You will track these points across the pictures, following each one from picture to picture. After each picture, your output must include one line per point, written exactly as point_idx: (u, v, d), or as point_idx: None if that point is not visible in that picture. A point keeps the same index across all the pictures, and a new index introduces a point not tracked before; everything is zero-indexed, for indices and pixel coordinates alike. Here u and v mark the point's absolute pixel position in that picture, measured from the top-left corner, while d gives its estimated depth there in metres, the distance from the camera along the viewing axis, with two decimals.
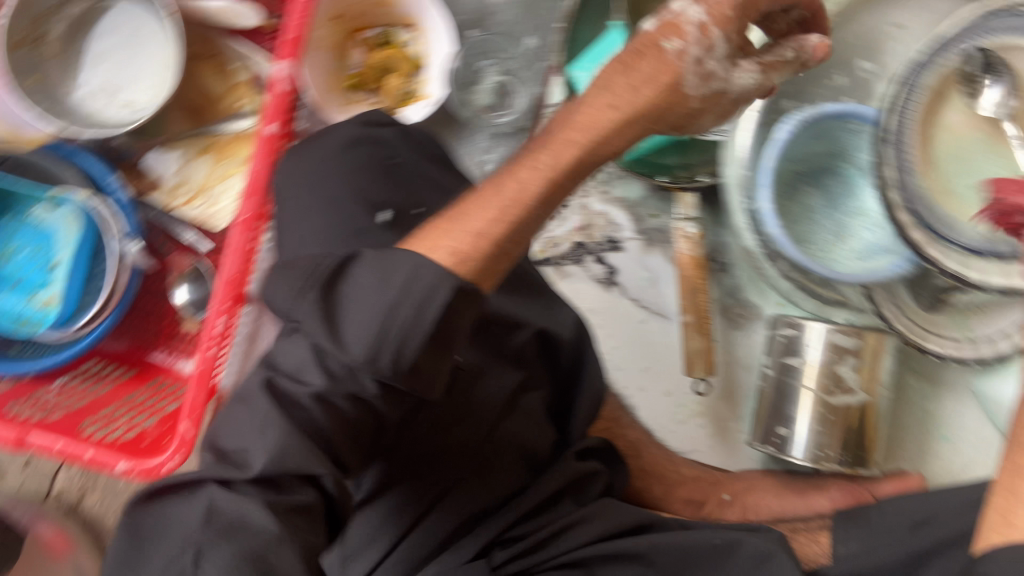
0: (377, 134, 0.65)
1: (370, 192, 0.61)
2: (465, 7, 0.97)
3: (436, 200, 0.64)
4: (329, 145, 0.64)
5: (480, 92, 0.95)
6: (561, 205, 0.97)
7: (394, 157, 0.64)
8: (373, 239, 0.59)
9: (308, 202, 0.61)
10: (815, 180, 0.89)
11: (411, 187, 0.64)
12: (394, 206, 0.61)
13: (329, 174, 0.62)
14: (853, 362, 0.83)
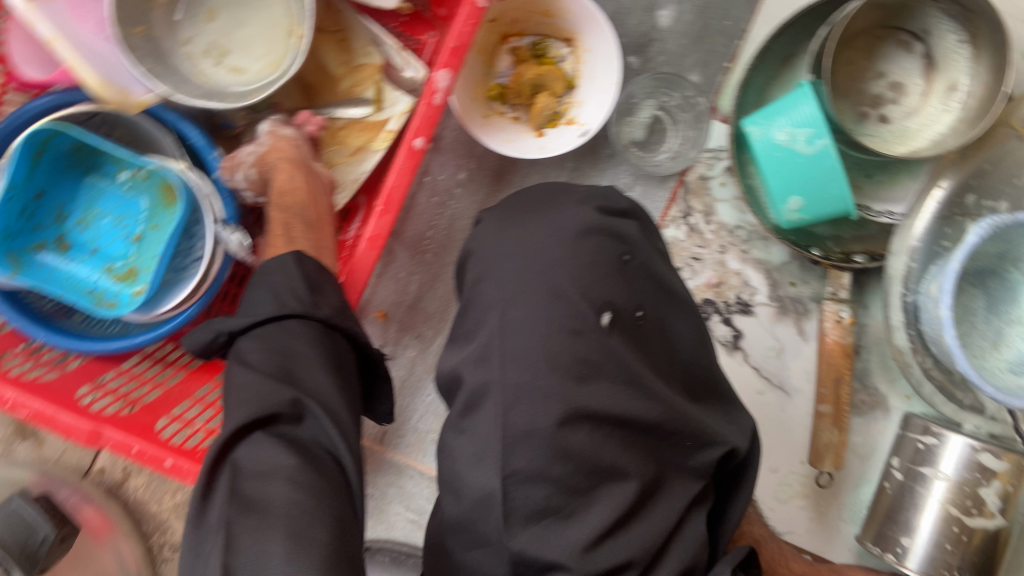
0: (613, 227, 0.60)
1: (596, 291, 0.57)
2: (629, 29, 0.88)
3: (650, 300, 0.61)
4: (558, 227, 0.59)
5: (634, 124, 0.89)
6: (696, 258, 0.91)
7: (628, 256, 0.60)
8: (586, 345, 0.56)
9: (526, 287, 0.57)
10: (978, 282, 0.84)
11: (636, 287, 0.60)
12: (615, 308, 0.58)
13: (553, 260, 0.58)
14: (999, 486, 0.78)
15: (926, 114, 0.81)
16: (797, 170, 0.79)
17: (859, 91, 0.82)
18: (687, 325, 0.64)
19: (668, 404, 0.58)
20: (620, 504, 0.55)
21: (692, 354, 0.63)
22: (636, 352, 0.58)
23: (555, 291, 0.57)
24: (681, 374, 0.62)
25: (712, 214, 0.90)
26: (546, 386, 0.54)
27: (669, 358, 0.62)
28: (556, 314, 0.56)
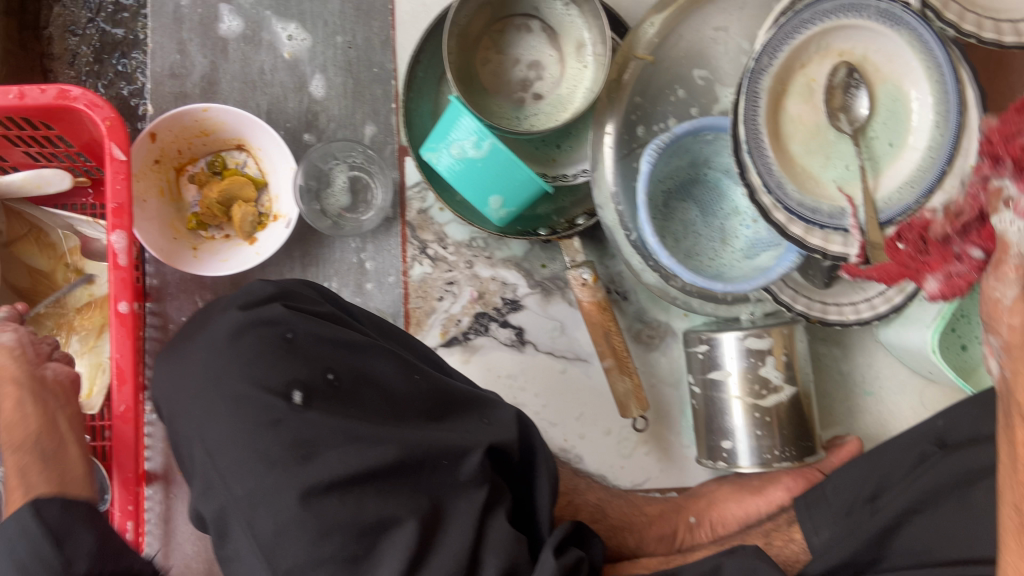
0: (266, 314, 0.61)
1: (272, 378, 0.59)
2: (291, 112, 0.91)
3: (342, 358, 0.62)
4: (217, 340, 0.62)
5: (334, 194, 0.90)
6: (451, 282, 0.94)
7: (291, 333, 0.61)
8: (287, 431, 0.57)
9: (212, 410, 0.59)
10: (685, 194, 0.90)
11: (314, 355, 0.61)
12: (302, 384, 0.59)
13: (225, 371, 0.60)
14: (772, 361, 0.84)
15: (569, 77, 0.87)
16: (483, 174, 0.83)
17: (505, 82, 0.87)
18: (390, 356, 0.63)
19: (402, 439, 0.58)
20: (402, 548, 0.54)
21: (410, 380, 0.63)
22: (343, 411, 0.59)
23: (239, 399, 0.58)
24: (412, 405, 0.63)
25: (445, 238, 0.94)
26: (272, 487, 0.55)
27: (392, 397, 0.62)
28: (247, 418, 0.57)
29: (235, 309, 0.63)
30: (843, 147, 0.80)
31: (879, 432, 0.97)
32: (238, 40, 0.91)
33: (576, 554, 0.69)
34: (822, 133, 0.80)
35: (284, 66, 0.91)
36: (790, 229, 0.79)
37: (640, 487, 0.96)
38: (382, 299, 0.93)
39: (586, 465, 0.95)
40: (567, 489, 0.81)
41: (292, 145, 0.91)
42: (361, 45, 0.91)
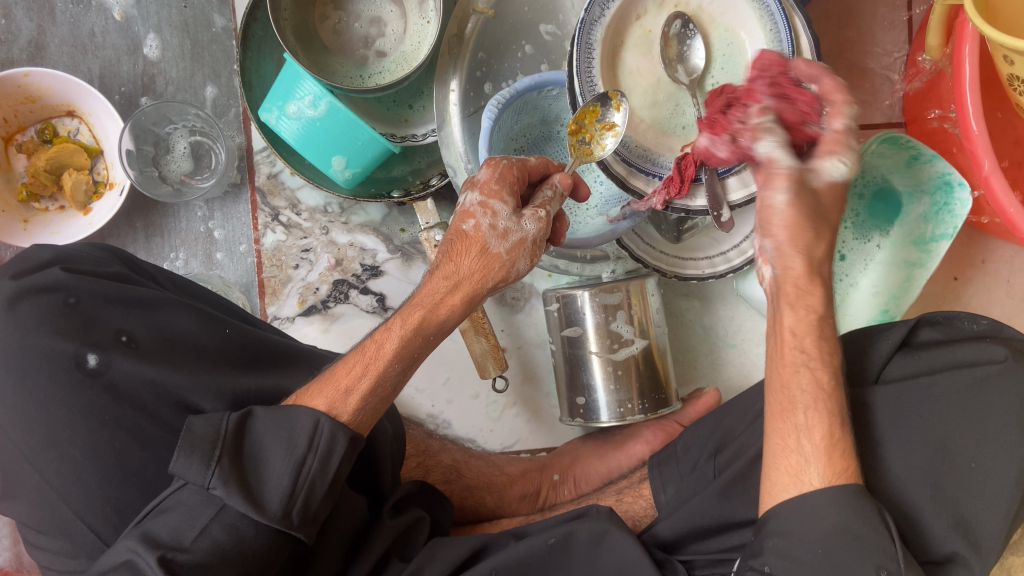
0: (41, 281, 0.60)
1: (61, 341, 0.59)
2: (126, 75, 0.88)
3: (137, 318, 0.62)
4: None
5: (175, 160, 0.87)
6: (306, 249, 0.91)
7: (74, 298, 0.61)
8: (90, 398, 0.58)
9: (1, 384, 0.59)
10: (537, 152, 0.89)
11: (105, 320, 0.61)
12: (96, 346, 0.59)
13: (6, 340, 0.59)
14: (623, 315, 0.84)
15: (411, 33, 0.84)
16: (323, 135, 0.81)
17: (346, 40, 0.85)
18: (187, 310, 0.65)
19: (215, 381, 0.61)
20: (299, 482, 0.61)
21: (212, 331, 0.65)
22: (145, 365, 0.60)
23: (27, 367, 0.58)
24: (221, 354, 0.64)
25: (298, 203, 0.91)
26: (81, 450, 0.57)
27: (195, 347, 0.63)
28: (44, 384, 0.58)
29: (7, 277, 0.61)
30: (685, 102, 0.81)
31: (743, 382, 0.98)
32: (66, 2, 0.88)
33: (417, 512, 0.72)
34: (659, 86, 0.80)
35: (116, 29, 0.88)
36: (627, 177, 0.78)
37: (510, 449, 0.95)
38: (234, 269, 0.90)
39: (454, 430, 0.95)
40: (415, 450, 0.84)
41: (129, 109, 0.88)
42: (197, 3, 0.88)
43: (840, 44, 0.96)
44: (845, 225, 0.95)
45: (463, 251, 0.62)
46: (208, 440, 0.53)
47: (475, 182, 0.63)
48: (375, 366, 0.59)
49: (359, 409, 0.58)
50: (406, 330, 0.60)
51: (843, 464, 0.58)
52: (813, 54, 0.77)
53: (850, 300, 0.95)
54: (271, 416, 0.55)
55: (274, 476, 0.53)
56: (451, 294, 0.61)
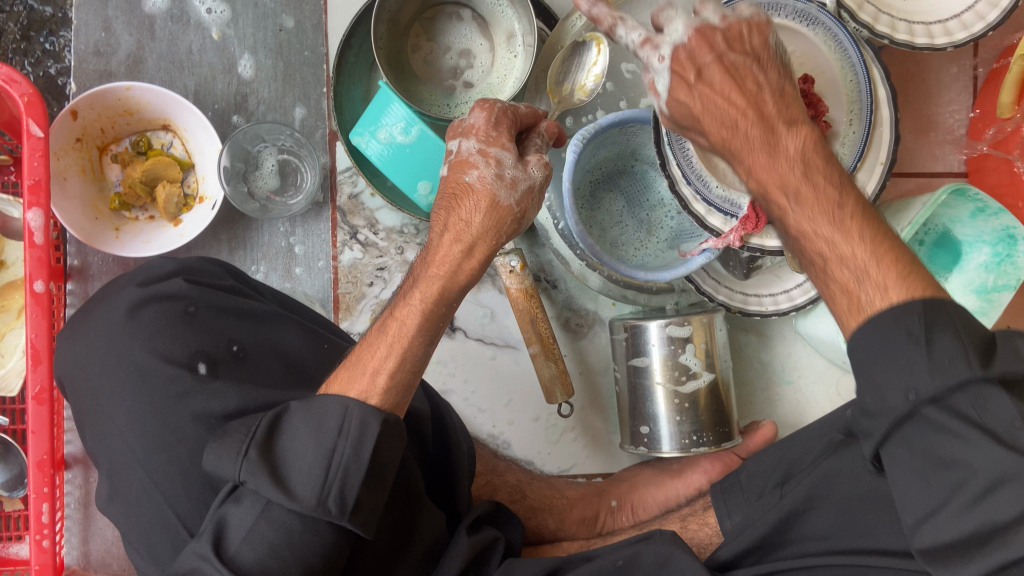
0: (165, 290, 0.64)
1: (176, 349, 0.62)
2: (220, 93, 0.91)
3: (246, 329, 0.65)
4: (113, 317, 0.63)
5: (263, 176, 0.90)
6: (381, 268, 0.94)
7: (192, 306, 0.64)
8: (202, 404, 0.60)
9: (119, 391, 0.61)
10: (612, 184, 0.92)
11: (218, 329, 0.64)
12: (208, 355, 0.62)
13: (127, 347, 0.62)
14: (691, 348, 0.86)
15: (499, 66, 0.88)
16: (411, 160, 0.84)
17: (435, 70, 0.88)
18: (293, 326, 0.68)
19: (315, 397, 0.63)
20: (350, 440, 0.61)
21: (315, 348, 0.67)
22: (249, 379, 0.63)
23: (144, 376, 0.61)
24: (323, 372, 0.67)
25: (376, 223, 0.93)
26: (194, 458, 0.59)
27: (296, 364, 0.66)
28: (159, 390, 0.60)
29: (133, 284, 0.65)
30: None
31: (797, 418, 1.00)
32: (166, 20, 0.91)
33: (492, 532, 0.74)
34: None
35: (213, 48, 0.91)
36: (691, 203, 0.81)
37: (566, 472, 0.98)
38: (311, 284, 0.93)
39: (513, 451, 0.97)
40: (484, 469, 0.87)
41: (221, 126, 0.91)
42: (292, 27, 0.91)
43: (908, 94, 0.99)
44: None
45: (469, 204, 0.63)
46: (240, 436, 0.56)
47: (473, 127, 0.65)
48: (402, 345, 0.61)
49: (391, 392, 0.60)
50: (426, 302, 0.62)
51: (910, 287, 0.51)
52: (890, 105, 0.80)
53: None
54: (303, 410, 0.57)
55: (305, 465, 0.55)
56: (462, 254, 0.63)
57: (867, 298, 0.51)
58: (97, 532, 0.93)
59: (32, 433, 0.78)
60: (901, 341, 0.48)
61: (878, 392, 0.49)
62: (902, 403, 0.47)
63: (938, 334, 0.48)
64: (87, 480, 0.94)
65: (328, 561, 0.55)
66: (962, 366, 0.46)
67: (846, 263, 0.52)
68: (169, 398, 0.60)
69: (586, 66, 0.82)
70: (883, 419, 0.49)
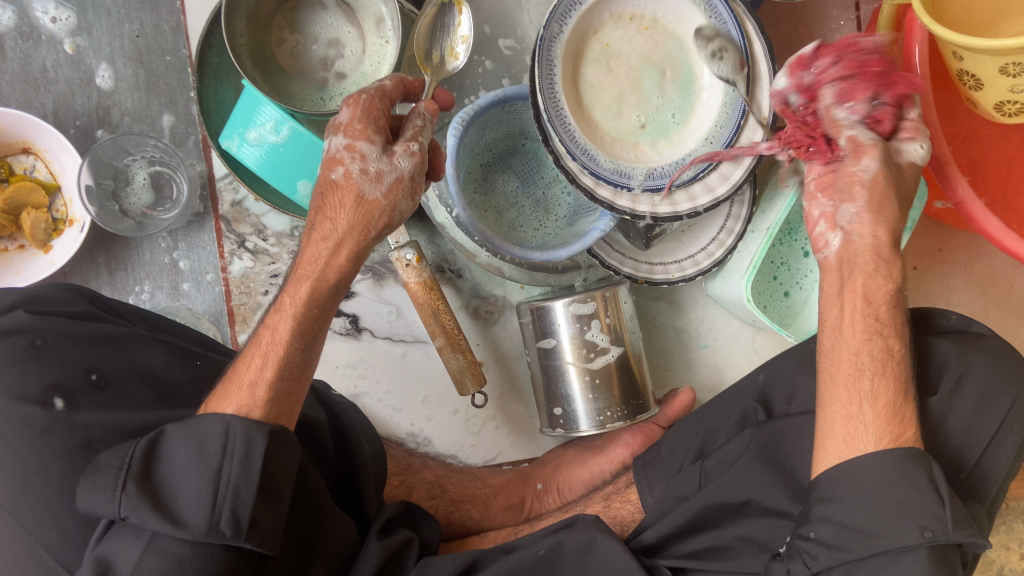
0: (6, 323, 0.58)
1: (27, 385, 0.56)
2: (80, 108, 0.86)
3: (104, 355, 0.61)
4: None
5: (136, 191, 0.86)
6: (275, 275, 0.90)
7: (39, 338, 0.58)
8: (60, 439, 0.55)
9: None
10: (504, 165, 0.90)
11: (72, 359, 0.59)
12: (62, 389, 0.57)
13: None
14: (597, 324, 0.84)
15: (370, 53, 0.84)
16: (286, 161, 0.80)
17: (305, 63, 0.85)
18: (153, 345, 0.63)
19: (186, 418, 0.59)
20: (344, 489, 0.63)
21: (180, 368, 0.64)
22: (113, 408, 0.58)
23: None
24: (194, 389, 0.64)
25: (264, 229, 0.89)
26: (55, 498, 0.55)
27: (162, 386, 0.62)
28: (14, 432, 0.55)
29: None
30: (662, 112, 0.83)
31: (716, 381, 1.01)
32: (14, 37, 0.85)
33: (406, 533, 0.71)
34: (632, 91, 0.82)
35: (67, 61, 0.86)
36: (577, 176, 0.78)
37: (492, 462, 0.96)
38: (202, 299, 0.89)
39: (435, 446, 0.95)
40: (397, 468, 0.83)
41: (86, 143, 0.87)
42: (150, 32, 0.86)
43: (793, 46, 0.98)
44: None
45: (337, 204, 0.59)
46: (113, 470, 0.51)
47: (339, 125, 0.60)
48: (276, 354, 0.58)
49: (272, 400, 0.57)
50: (295, 306, 0.59)
51: (900, 429, 0.60)
52: (767, 59, 0.79)
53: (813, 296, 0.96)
54: (181, 430, 0.53)
55: (191, 491, 0.51)
56: (329, 250, 0.59)
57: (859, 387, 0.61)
58: None
59: None
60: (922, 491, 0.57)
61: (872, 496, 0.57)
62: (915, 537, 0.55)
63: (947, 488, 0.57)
64: None
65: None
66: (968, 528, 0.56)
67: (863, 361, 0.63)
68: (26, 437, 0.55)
69: (455, 29, 0.76)
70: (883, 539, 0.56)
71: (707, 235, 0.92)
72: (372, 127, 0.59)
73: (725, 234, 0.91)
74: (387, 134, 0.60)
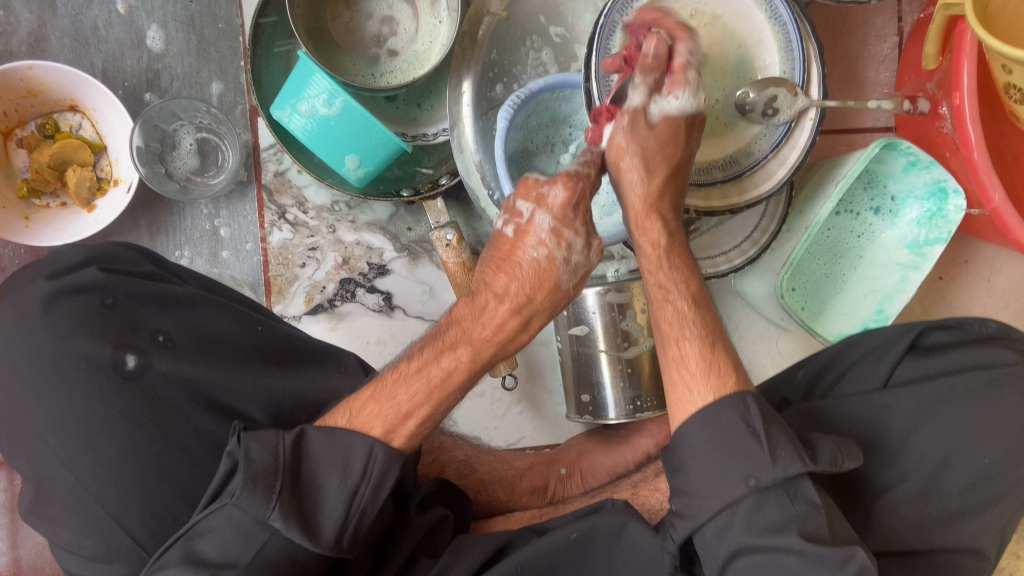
0: (77, 281, 0.59)
1: (98, 341, 0.58)
2: (130, 70, 0.87)
3: (171, 316, 0.62)
4: (24, 308, 0.59)
5: (181, 157, 0.86)
6: (313, 248, 0.91)
7: (110, 298, 0.60)
8: (128, 399, 0.57)
9: (34, 386, 0.57)
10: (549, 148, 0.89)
11: (142, 320, 0.60)
12: (133, 347, 0.59)
13: (42, 341, 0.58)
14: (633, 313, 0.85)
15: (423, 33, 0.85)
16: (337, 134, 0.80)
17: (357, 39, 0.86)
18: (217, 307, 0.64)
19: (250, 381, 0.61)
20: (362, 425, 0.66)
21: (242, 330, 0.65)
22: (185, 364, 0.59)
23: (59, 370, 0.57)
24: (254, 353, 0.64)
25: (305, 202, 0.90)
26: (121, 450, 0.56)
27: (227, 346, 0.63)
28: (85, 384, 0.57)
29: (42, 278, 0.60)
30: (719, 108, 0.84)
31: None
32: None
33: (441, 510, 0.72)
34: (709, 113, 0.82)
35: (119, 22, 0.86)
36: None
37: (515, 446, 0.97)
38: (240, 267, 0.90)
39: (460, 427, 0.96)
40: (431, 445, 0.83)
41: (134, 105, 0.87)
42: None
43: (833, 52, 0.99)
44: (851, 227, 0.98)
45: (535, 285, 0.61)
46: (267, 470, 0.53)
47: (547, 200, 0.61)
48: (438, 395, 0.60)
49: (416, 432, 0.59)
50: (475, 365, 0.61)
51: (720, 380, 0.61)
52: (819, 62, 0.80)
53: (843, 308, 0.98)
54: (325, 441, 0.56)
55: (328, 504, 0.54)
56: (512, 314, 0.61)
57: (671, 354, 0.64)
58: (26, 536, 0.89)
59: None
60: (743, 438, 0.57)
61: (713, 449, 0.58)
62: (740, 487, 0.56)
63: (768, 433, 0.58)
64: (11, 485, 0.90)
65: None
66: (788, 460, 0.56)
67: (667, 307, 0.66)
68: (96, 388, 0.57)
69: None
70: (716, 499, 0.57)
71: (742, 234, 0.95)
72: (579, 220, 0.61)
73: (760, 233, 0.94)
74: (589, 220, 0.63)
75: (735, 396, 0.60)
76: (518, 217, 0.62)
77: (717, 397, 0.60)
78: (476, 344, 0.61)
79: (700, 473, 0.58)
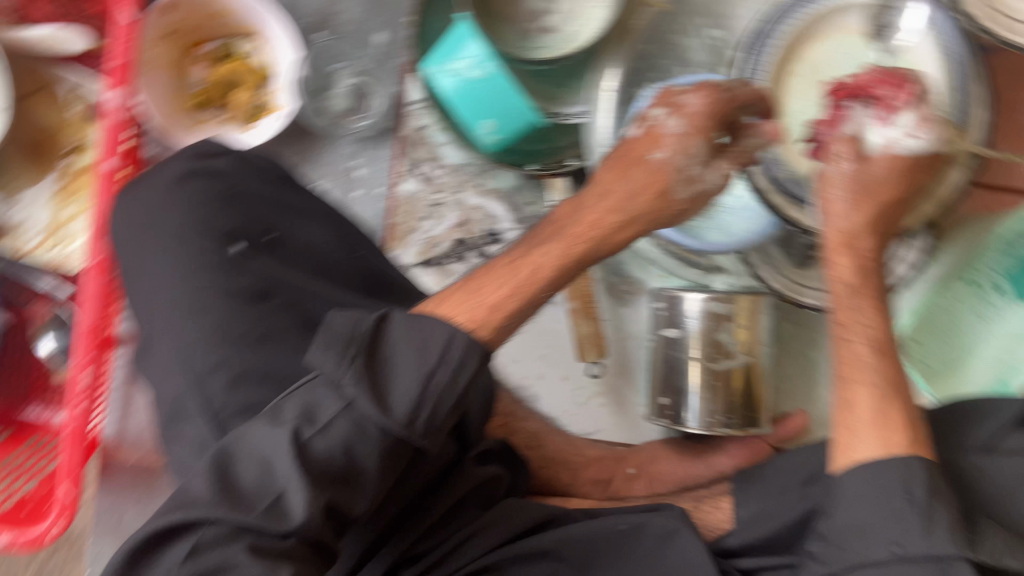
0: (213, 166, 0.67)
1: (219, 222, 0.64)
2: (308, 10, 0.94)
3: (284, 220, 0.67)
4: (164, 182, 0.66)
5: (336, 96, 0.93)
6: (437, 204, 0.94)
7: (233, 189, 0.66)
8: (230, 279, 0.62)
9: (151, 250, 0.64)
10: None
11: (257, 214, 0.66)
12: (246, 238, 0.64)
13: (171, 213, 0.64)
14: (731, 327, 0.84)
15: (581, 15, 0.86)
16: (477, 97, 0.83)
17: (519, 10, 0.89)
18: (327, 224, 0.70)
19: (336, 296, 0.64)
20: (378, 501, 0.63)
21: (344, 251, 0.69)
22: (282, 263, 0.65)
23: (181, 239, 0.63)
24: (348, 274, 0.68)
25: (439, 159, 0.94)
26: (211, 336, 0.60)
27: (327, 263, 0.67)
28: (191, 265, 0.62)
29: (185, 154, 0.67)
30: None
31: None
32: None
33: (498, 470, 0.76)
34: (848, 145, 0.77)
35: None
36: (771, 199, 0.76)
37: (590, 436, 0.96)
38: (366, 209, 0.95)
39: (540, 405, 0.97)
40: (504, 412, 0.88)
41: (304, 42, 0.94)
42: None
43: None
44: (993, 287, 0.91)
45: (641, 178, 0.63)
46: (346, 337, 0.51)
47: (683, 106, 0.65)
48: (526, 272, 0.59)
49: (502, 324, 0.56)
50: (568, 256, 0.60)
51: (892, 434, 0.56)
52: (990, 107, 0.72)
53: (967, 371, 0.91)
54: (407, 322, 0.53)
55: (402, 383, 0.50)
56: (615, 220, 0.62)
57: (861, 380, 0.60)
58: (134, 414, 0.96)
59: (87, 301, 0.83)
60: (901, 506, 0.51)
61: (862, 502, 0.53)
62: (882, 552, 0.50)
63: (931, 502, 0.52)
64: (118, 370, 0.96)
65: (384, 472, 0.52)
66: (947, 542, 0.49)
67: (852, 312, 0.64)
68: (200, 269, 0.62)
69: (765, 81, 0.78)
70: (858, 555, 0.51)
71: None
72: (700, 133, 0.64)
73: None
74: (720, 131, 0.66)
75: (905, 458, 0.54)
76: (647, 117, 0.66)
77: (885, 453, 0.55)
78: (575, 241, 0.61)
79: (850, 521, 0.53)
